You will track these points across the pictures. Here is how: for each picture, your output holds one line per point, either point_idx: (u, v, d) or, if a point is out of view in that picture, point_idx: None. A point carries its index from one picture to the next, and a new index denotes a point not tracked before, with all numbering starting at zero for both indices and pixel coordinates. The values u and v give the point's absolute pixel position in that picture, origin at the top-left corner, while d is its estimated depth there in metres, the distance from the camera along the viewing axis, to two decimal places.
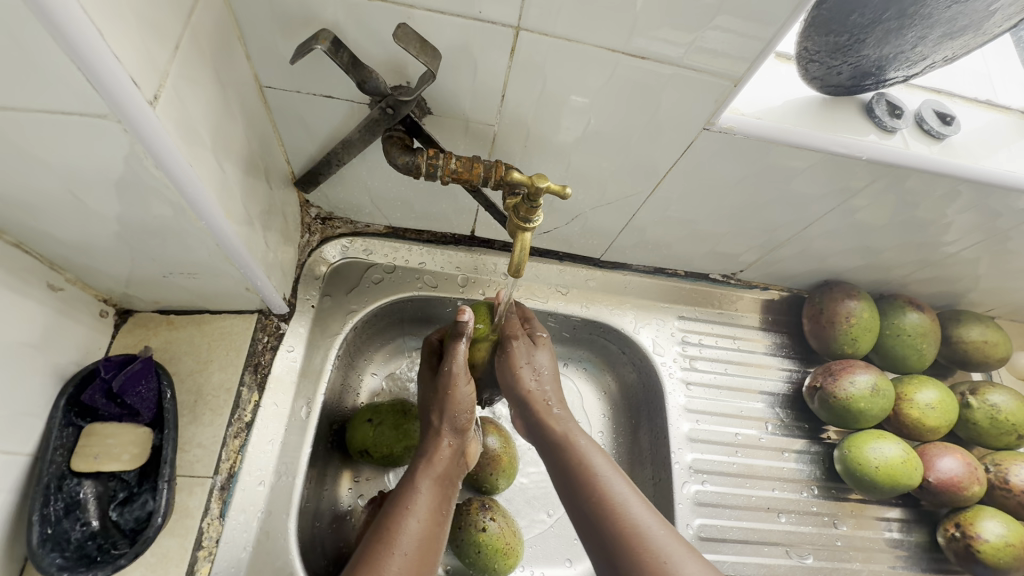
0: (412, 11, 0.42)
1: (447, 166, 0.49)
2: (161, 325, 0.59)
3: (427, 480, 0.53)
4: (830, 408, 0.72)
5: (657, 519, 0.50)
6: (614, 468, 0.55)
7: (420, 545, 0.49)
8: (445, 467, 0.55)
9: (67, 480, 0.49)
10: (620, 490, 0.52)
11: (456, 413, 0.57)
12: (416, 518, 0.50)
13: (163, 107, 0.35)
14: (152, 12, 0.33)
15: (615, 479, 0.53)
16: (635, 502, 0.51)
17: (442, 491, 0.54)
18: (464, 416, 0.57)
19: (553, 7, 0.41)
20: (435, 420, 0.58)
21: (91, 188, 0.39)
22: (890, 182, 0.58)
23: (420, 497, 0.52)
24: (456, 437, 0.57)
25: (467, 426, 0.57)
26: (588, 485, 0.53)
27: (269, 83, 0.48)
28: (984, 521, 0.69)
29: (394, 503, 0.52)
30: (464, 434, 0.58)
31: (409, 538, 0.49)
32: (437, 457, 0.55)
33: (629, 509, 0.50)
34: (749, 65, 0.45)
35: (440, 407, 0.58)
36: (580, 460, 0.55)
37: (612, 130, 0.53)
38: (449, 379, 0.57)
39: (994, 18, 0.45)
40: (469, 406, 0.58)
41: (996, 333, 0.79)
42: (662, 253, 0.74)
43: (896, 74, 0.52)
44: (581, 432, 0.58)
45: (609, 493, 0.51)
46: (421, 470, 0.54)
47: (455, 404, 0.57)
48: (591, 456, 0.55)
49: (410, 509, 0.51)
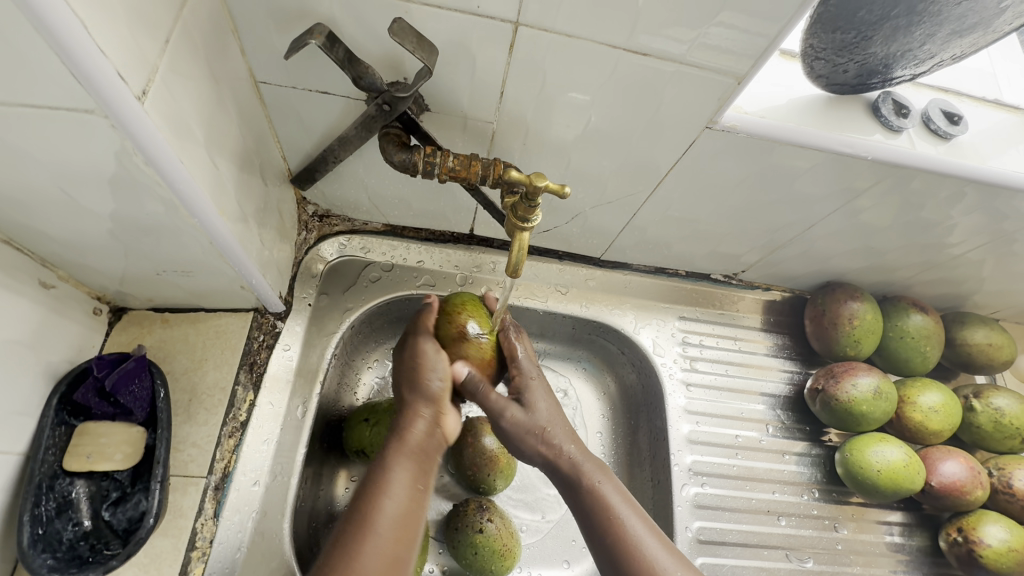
0: (408, 6, 0.41)
1: (445, 164, 0.48)
2: (156, 323, 0.59)
3: (399, 455, 0.51)
4: (831, 411, 0.71)
5: (656, 535, 0.52)
6: (620, 489, 0.55)
7: (398, 525, 0.47)
8: (419, 442, 0.53)
9: (60, 479, 0.49)
10: (625, 511, 0.53)
11: (429, 384, 0.55)
12: (391, 497, 0.48)
13: (151, 102, 0.35)
14: (141, 5, 0.32)
15: (623, 503, 0.53)
16: (638, 522, 0.52)
17: (419, 465, 0.51)
18: (434, 383, 0.55)
19: (552, 2, 0.40)
20: (407, 394, 0.56)
21: (81, 185, 0.38)
22: (897, 182, 0.57)
23: (395, 474, 0.50)
24: (431, 410, 0.55)
25: (440, 395, 0.55)
26: (593, 505, 0.53)
27: (264, 78, 0.48)
28: (987, 526, 0.68)
29: (367, 482, 0.49)
30: (440, 405, 0.55)
31: (386, 519, 0.47)
32: (408, 434, 0.53)
33: (634, 528, 0.51)
34: (753, 62, 0.44)
35: (411, 377, 0.56)
36: (589, 484, 0.55)
37: (613, 129, 0.52)
38: (421, 354, 0.57)
39: (1005, 15, 0.44)
40: (440, 371, 0.56)
41: (1001, 336, 0.78)
42: (663, 253, 0.73)
43: (902, 73, 0.51)
44: (585, 450, 0.58)
45: (615, 514, 0.52)
46: (394, 448, 0.52)
47: (427, 373, 0.56)
48: (595, 476, 0.55)
49: (382, 487, 0.48)
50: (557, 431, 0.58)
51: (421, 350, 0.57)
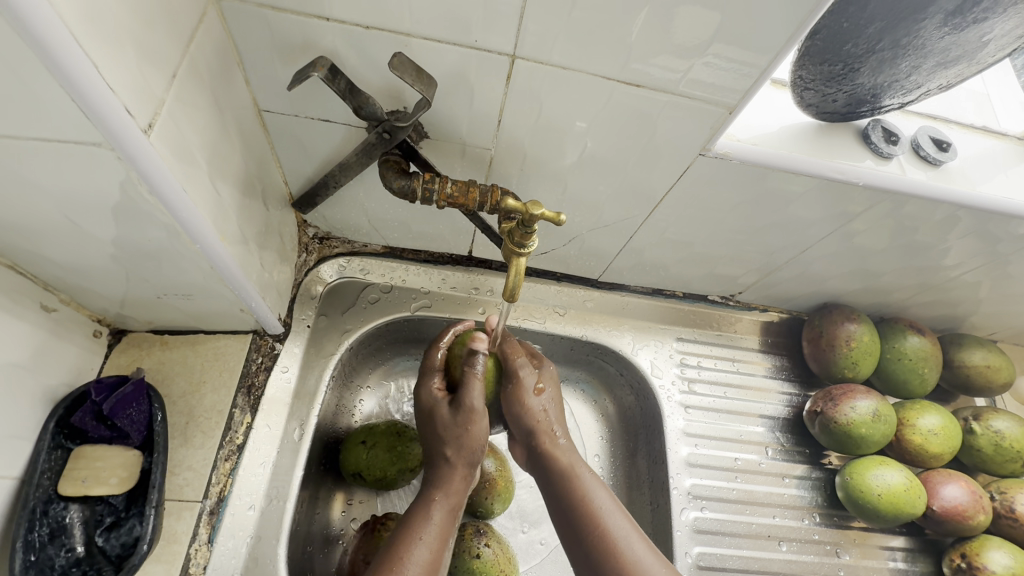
0: (409, 39, 0.42)
1: (443, 190, 0.49)
2: (155, 345, 0.59)
3: (439, 503, 0.53)
4: (831, 433, 0.71)
5: (652, 554, 0.51)
6: (615, 500, 0.55)
7: (428, 572, 0.48)
8: (456, 489, 0.54)
9: (53, 504, 0.48)
10: (619, 525, 0.52)
11: (466, 434, 0.56)
12: (424, 546, 0.49)
13: (158, 134, 0.36)
14: (148, 41, 0.33)
15: (618, 515, 0.53)
16: (635, 539, 0.51)
17: (453, 516, 0.53)
18: (470, 430, 0.55)
19: (548, 36, 0.42)
20: (443, 443, 0.56)
21: (84, 212, 0.39)
22: (889, 207, 0.58)
23: (433, 521, 0.51)
24: (468, 457, 0.56)
25: (473, 442, 0.56)
26: (588, 522, 0.52)
27: (267, 107, 0.49)
28: (990, 552, 0.68)
29: (402, 528, 0.51)
30: (479, 452, 0.55)
31: (417, 565, 0.48)
32: (451, 486, 0.54)
33: (631, 544, 0.51)
34: (744, 93, 0.45)
35: (438, 432, 0.56)
36: (583, 495, 0.54)
37: (608, 155, 0.53)
38: (433, 400, 0.57)
39: (988, 47, 0.45)
40: (480, 418, 0.55)
41: (998, 357, 0.78)
42: (661, 274, 0.74)
43: (891, 102, 0.52)
44: (584, 464, 0.57)
45: (610, 531, 0.52)
46: (435, 496, 0.53)
47: (468, 422, 0.55)
48: (593, 490, 0.54)
49: (416, 534, 0.50)
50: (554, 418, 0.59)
51: (432, 403, 0.57)
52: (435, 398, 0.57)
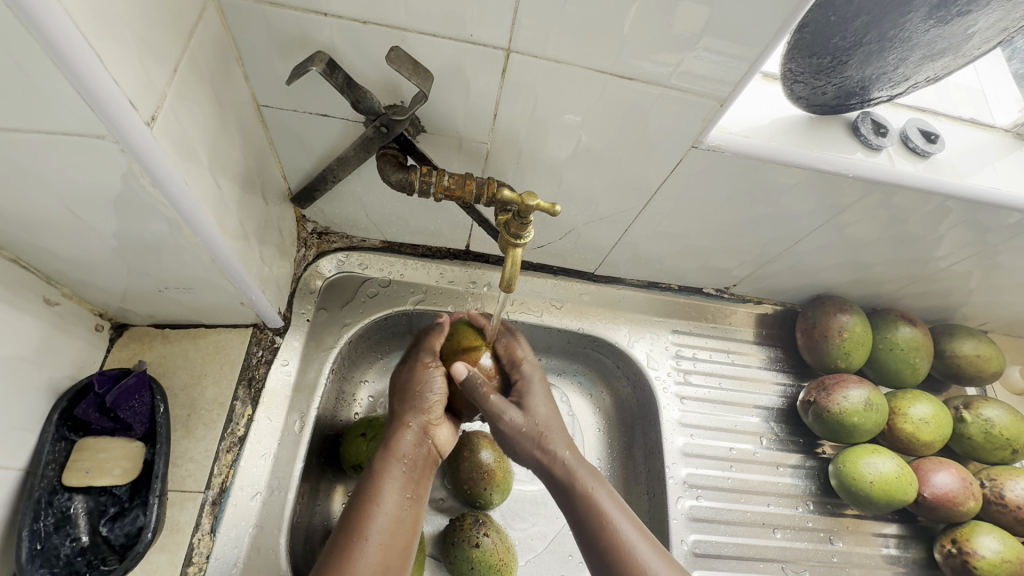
0: (405, 34, 0.43)
1: (440, 183, 0.50)
2: (157, 339, 0.60)
3: (391, 464, 0.53)
4: (824, 422, 0.72)
5: (661, 557, 0.52)
6: (622, 507, 0.55)
7: (385, 536, 0.49)
8: (409, 451, 0.54)
9: (58, 494, 0.49)
10: (629, 533, 0.52)
11: (425, 396, 0.56)
12: (382, 509, 0.50)
13: (160, 127, 0.36)
14: (150, 36, 0.34)
15: (627, 524, 0.53)
16: (645, 548, 0.52)
17: (412, 477, 0.53)
18: (428, 398, 0.56)
19: (542, 29, 0.42)
20: (398, 406, 0.57)
21: (86, 204, 0.39)
22: (879, 198, 0.59)
23: (386, 484, 0.52)
24: (420, 419, 0.56)
25: (432, 406, 0.56)
26: (596, 528, 0.53)
27: (266, 102, 0.50)
28: (980, 537, 0.69)
29: (360, 493, 0.52)
30: (430, 414, 0.56)
31: (374, 528, 0.49)
32: (397, 443, 0.54)
33: (639, 549, 0.51)
34: (734, 86, 0.46)
35: (403, 393, 0.57)
36: (591, 503, 0.54)
37: (603, 148, 0.54)
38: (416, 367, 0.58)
39: (974, 40, 0.46)
40: (439, 387, 0.56)
41: (989, 347, 0.79)
42: (656, 267, 0.75)
43: (879, 94, 0.53)
44: (586, 471, 0.56)
45: (619, 537, 0.52)
46: (382, 456, 0.54)
47: (421, 386, 0.56)
48: (601, 499, 0.54)
49: (375, 497, 0.51)
50: (553, 433, 0.58)
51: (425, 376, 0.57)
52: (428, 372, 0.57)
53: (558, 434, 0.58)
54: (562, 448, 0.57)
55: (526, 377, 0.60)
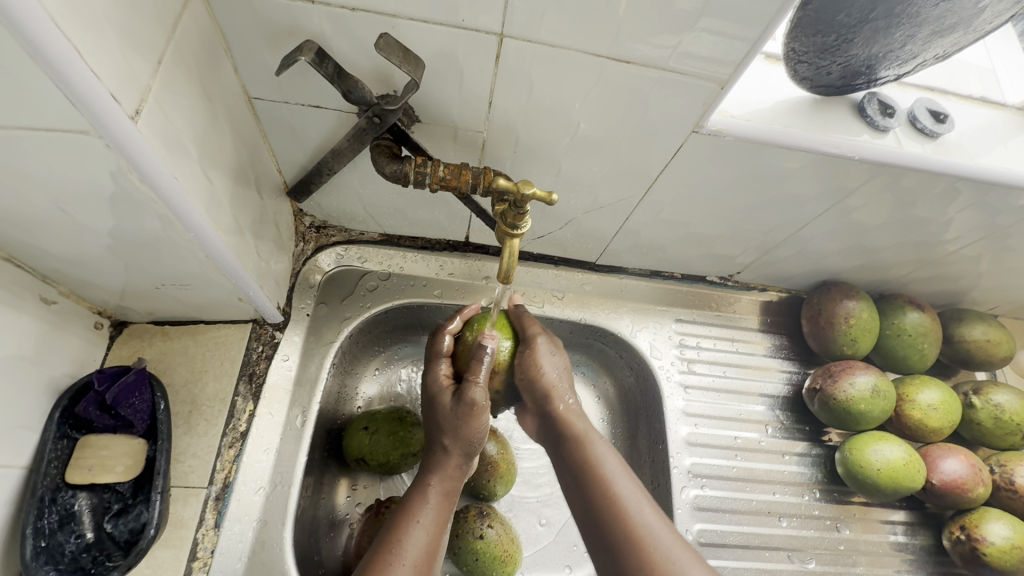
0: (395, 20, 0.42)
1: (435, 174, 0.49)
2: (156, 336, 0.60)
3: (435, 487, 0.52)
4: (830, 410, 0.71)
5: (661, 519, 0.51)
6: (626, 468, 0.55)
7: (424, 553, 0.48)
8: (452, 476, 0.53)
9: (62, 492, 0.49)
10: (627, 490, 0.52)
11: (472, 429, 0.53)
12: (421, 527, 0.49)
13: (145, 121, 0.36)
14: (132, 26, 0.33)
15: (628, 482, 0.53)
16: (644, 506, 0.51)
17: (448, 501, 0.52)
18: (479, 428, 0.54)
19: (536, 13, 0.41)
20: (438, 425, 0.55)
21: (76, 202, 0.39)
22: (886, 181, 0.57)
23: (427, 506, 0.51)
24: (467, 450, 0.54)
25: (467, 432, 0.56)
26: (598, 487, 0.53)
27: (257, 94, 0.49)
28: (989, 523, 0.68)
29: (401, 510, 0.51)
30: (475, 455, 0.55)
31: (413, 547, 0.48)
32: (439, 467, 0.54)
33: (638, 509, 0.51)
34: (735, 67, 0.45)
35: (448, 417, 0.54)
36: (595, 462, 0.54)
37: (601, 135, 0.53)
38: (433, 399, 0.56)
39: (984, 14, 0.45)
40: (484, 425, 0.54)
41: (998, 331, 0.78)
42: (658, 256, 0.74)
43: (887, 73, 0.51)
44: (594, 433, 0.57)
45: (619, 496, 0.52)
46: (433, 474, 0.53)
47: (457, 420, 0.53)
48: (604, 457, 0.55)
49: (414, 517, 0.50)
50: (566, 398, 0.59)
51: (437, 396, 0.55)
52: (439, 392, 0.56)
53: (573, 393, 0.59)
54: (574, 407, 0.59)
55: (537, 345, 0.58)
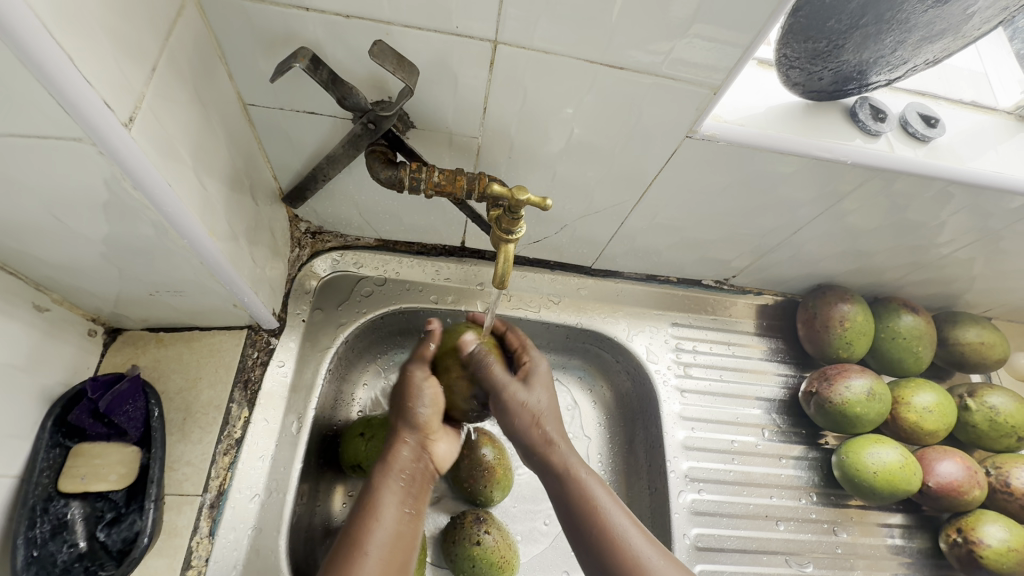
0: (389, 27, 0.42)
1: (430, 179, 0.49)
2: (151, 343, 0.60)
3: (387, 478, 0.52)
4: (826, 413, 0.71)
5: (630, 519, 0.51)
6: (604, 487, 0.54)
7: (389, 547, 0.47)
8: (406, 464, 0.53)
9: (54, 501, 0.49)
10: (601, 495, 0.53)
11: (416, 408, 0.56)
12: (382, 522, 0.48)
13: (139, 127, 0.36)
14: (127, 35, 0.34)
15: (601, 492, 0.53)
16: (615, 512, 0.51)
17: (410, 489, 0.52)
18: (422, 409, 0.56)
19: (530, 19, 0.41)
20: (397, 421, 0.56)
21: (69, 208, 0.39)
22: (879, 185, 0.57)
23: (385, 497, 0.50)
24: (417, 433, 0.55)
25: (427, 423, 0.56)
26: (584, 509, 0.52)
27: (252, 100, 0.49)
28: (986, 525, 0.68)
29: (359, 506, 0.50)
30: (426, 429, 0.56)
31: (376, 542, 0.47)
32: (398, 462, 0.53)
33: (611, 517, 0.51)
34: (728, 73, 0.45)
35: (400, 408, 0.56)
36: (580, 488, 0.53)
37: (596, 141, 0.53)
38: (409, 386, 0.57)
39: (973, 20, 0.45)
40: (427, 399, 0.56)
41: (992, 334, 0.78)
42: (653, 260, 0.74)
43: (878, 78, 0.52)
44: (580, 461, 0.55)
45: (600, 509, 0.51)
46: (382, 471, 0.52)
47: (413, 400, 0.56)
48: (591, 486, 0.53)
49: (375, 511, 0.49)
50: (550, 423, 0.57)
51: (414, 382, 0.57)
52: (416, 376, 0.57)
53: (558, 428, 0.57)
54: (557, 437, 0.56)
55: (533, 361, 0.60)
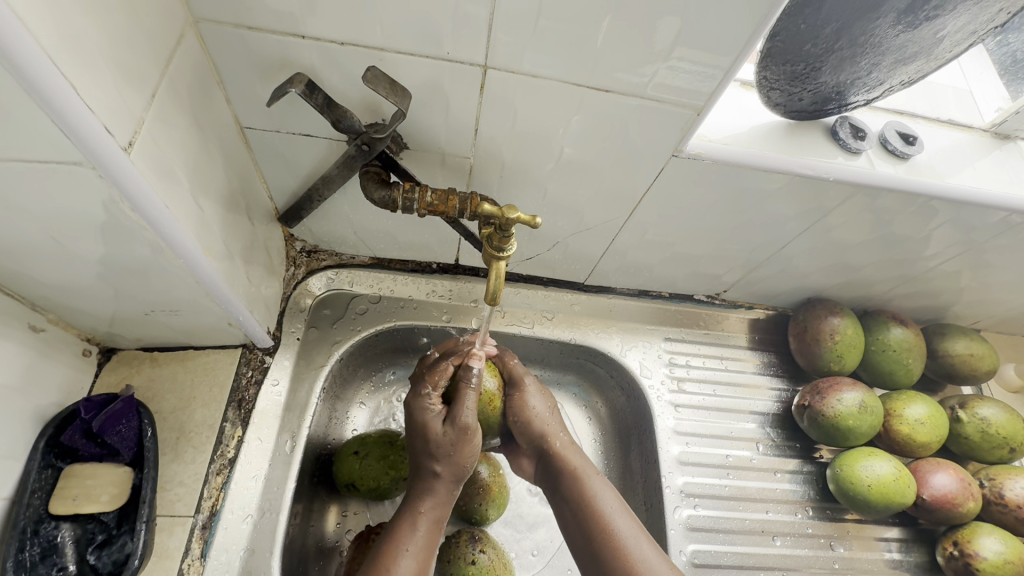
0: (382, 53, 0.44)
1: (423, 199, 0.50)
2: (145, 362, 0.60)
3: (417, 515, 0.54)
4: (819, 427, 0.71)
5: (650, 543, 0.55)
6: (620, 501, 0.58)
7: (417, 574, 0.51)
8: (438, 498, 0.55)
9: (44, 523, 0.49)
10: (623, 524, 0.56)
11: (439, 446, 0.54)
12: (409, 555, 0.51)
13: (138, 152, 0.37)
14: (127, 63, 0.35)
15: (620, 514, 0.56)
16: (634, 536, 0.55)
17: (434, 525, 0.54)
18: (445, 445, 0.54)
19: (517, 46, 0.43)
20: (418, 453, 0.56)
21: (67, 229, 0.39)
22: (862, 200, 0.59)
23: (412, 529, 0.53)
24: (449, 467, 0.55)
25: (456, 458, 0.55)
26: (597, 524, 0.56)
27: (249, 123, 0.50)
28: (982, 538, 0.68)
29: (388, 536, 0.53)
30: (461, 471, 0.56)
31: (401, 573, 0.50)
32: (433, 491, 0.55)
33: (630, 540, 0.54)
34: (710, 95, 0.47)
35: (421, 445, 0.56)
36: (593, 503, 0.57)
37: (585, 160, 0.54)
38: (464, 434, 0.54)
39: (944, 43, 0.47)
40: (454, 436, 0.54)
41: (981, 345, 0.79)
42: (644, 276, 0.75)
43: (856, 98, 0.53)
44: (593, 473, 0.60)
45: (615, 530, 0.55)
46: (415, 501, 0.55)
47: (436, 441, 0.54)
48: (606, 501, 0.57)
49: (402, 542, 0.52)
50: (560, 435, 0.62)
51: (427, 422, 0.55)
52: (430, 416, 0.55)
53: (566, 431, 0.62)
54: (564, 438, 0.62)
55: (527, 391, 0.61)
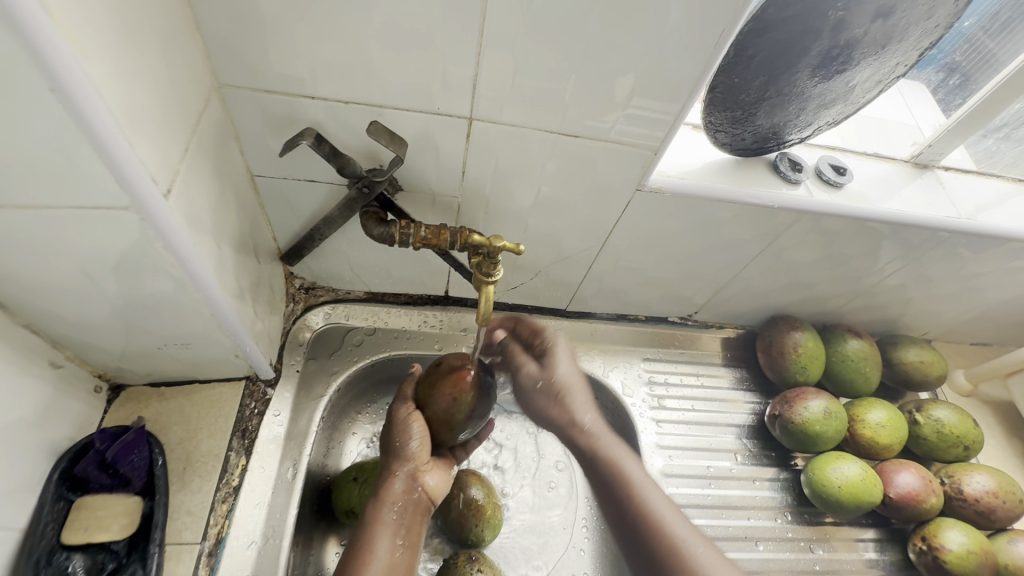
0: (382, 110, 0.50)
1: (418, 233, 0.56)
2: (153, 397, 0.63)
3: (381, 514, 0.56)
4: (791, 434, 0.77)
5: (675, 509, 0.62)
6: (642, 470, 0.67)
7: None
8: (399, 498, 0.57)
9: (57, 554, 0.50)
10: (655, 496, 0.63)
11: (407, 447, 0.58)
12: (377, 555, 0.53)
13: (175, 198, 0.42)
14: (168, 122, 0.41)
15: (652, 491, 0.63)
16: (666, 506, 0.61)
17: (404, 521, 0.57)
18: (411, 444, 0.58)
19: (498, 101, 0.50)
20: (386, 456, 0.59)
21: (100, 268, 0.44)
22: (806, 224, 0.67)
23: (377, 533, 0.55)
24: (409, 467, 0.58)
25: (417, 455, 0.58)
26: (626, 490, 0.64)
27: (259, 172, 0.56)
28: (947, 532, 0.72)
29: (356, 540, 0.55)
30: (416, 461, 0.58)
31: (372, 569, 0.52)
32: (390, 493, 0.57)
33: (654, 503, 0.61)
34: (664, 137, 0.54)
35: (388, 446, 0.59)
36: (622, 475, 0.65)
37: (560, 196, 0.61)
38: (399, 426, 0.58)
39: (856, 90, 0.56)
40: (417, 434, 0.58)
41: (931, 353, 0.86)
42: (621, 300, 0.81)
43: (791, 137, 0.62)
44: (620, 446, 0.69)
45: (646, 500, 0.62)
46: (378, 502, 0.57)
47: (402, 439, 0.58)
48: (630, 467, 0.66)
49: (369, 547, 0.54)
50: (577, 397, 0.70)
51: (398, 420, 0.59)
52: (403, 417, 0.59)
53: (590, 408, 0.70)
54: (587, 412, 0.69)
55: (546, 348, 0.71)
